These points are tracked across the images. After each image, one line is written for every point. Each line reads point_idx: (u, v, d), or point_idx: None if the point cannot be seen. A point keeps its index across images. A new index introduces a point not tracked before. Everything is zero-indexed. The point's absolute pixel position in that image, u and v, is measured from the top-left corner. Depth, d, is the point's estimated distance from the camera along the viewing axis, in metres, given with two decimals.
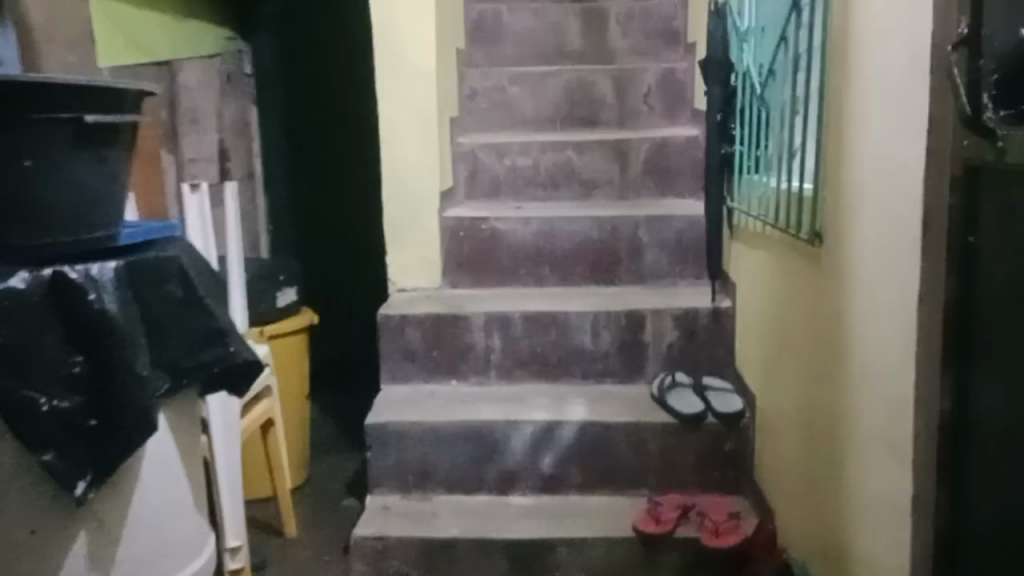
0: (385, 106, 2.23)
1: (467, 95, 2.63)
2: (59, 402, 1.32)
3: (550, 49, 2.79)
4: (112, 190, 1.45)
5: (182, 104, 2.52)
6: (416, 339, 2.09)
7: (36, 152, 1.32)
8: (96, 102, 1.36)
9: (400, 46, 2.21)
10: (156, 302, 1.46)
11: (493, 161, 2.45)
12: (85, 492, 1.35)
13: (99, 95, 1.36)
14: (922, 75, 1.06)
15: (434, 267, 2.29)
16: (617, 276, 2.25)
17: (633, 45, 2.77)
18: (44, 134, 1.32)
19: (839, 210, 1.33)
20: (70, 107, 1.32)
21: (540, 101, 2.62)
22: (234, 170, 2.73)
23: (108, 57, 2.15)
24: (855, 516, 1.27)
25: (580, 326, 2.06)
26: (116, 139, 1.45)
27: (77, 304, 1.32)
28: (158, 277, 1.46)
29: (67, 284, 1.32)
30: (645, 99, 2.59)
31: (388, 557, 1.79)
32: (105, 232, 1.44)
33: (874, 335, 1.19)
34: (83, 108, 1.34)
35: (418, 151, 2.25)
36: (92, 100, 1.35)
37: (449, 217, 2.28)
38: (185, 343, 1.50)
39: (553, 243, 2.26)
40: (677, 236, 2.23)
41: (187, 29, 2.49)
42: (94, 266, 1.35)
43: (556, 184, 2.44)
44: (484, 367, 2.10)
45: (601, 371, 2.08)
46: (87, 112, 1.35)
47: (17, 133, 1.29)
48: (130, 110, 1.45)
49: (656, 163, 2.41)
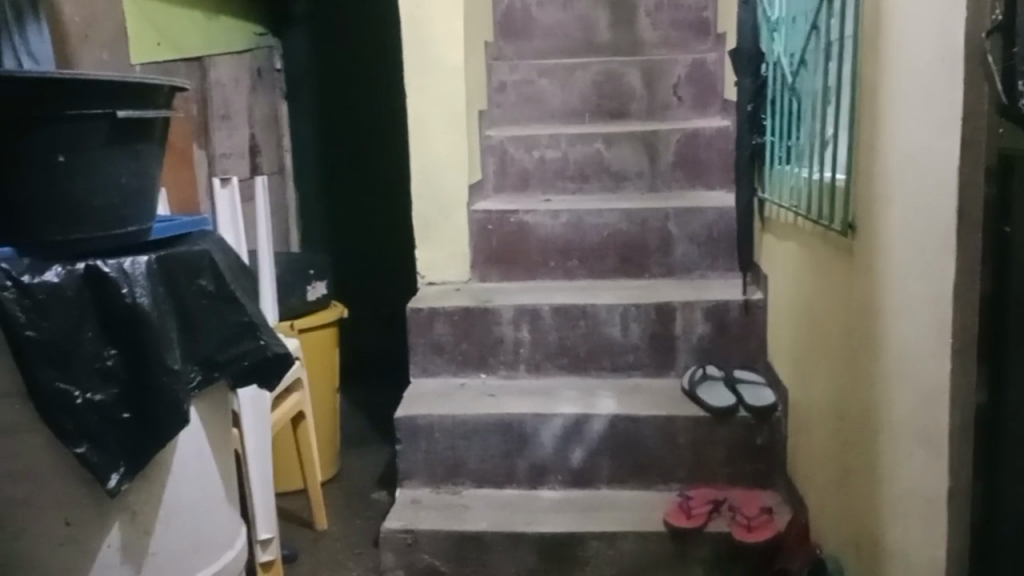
0: (414, 100, 2.23)
1: (495, 88, 2.63)
2: (93, 395, 1.34)
3: (579, 41, 2.78)
4: (145, 185, 1.47)
5: (215, 100, 2.51)
6: (445, 332, 2.09)
7: (71, 149, 1.33)
8: (128, 98, 1.37)
9: (429, 39, 2.20)
10: (188, 295, 1.47)
11: (521, 154, 2.44)
12: (120, 484, 1.37)
13: (131, 91, 1.37)
14: (954, 62, 1.04)
15: (463, 261, 2.29)
16: (646, 268, 2.24)
17: (662, 36, 2.75)
18: (77, 130, 1.33)
19: (871, 200, 1.31)
20: (102, 103, 1.33)
21: (569, 94, 2.61)
22: (264, 165, 2.75)
23: (139, 54, 2.16)
24: (888, 511, 1.26)
25: (610, 319, 2.05)
26: (148, 134, 1.46)
27: (111, 298, 1.34)
28: (189, 271, 1.47)
29: (101, 278, 1.33)
30: (675, 90, 2.57)
31: (418, 550, 1.80)
32: (138, 227, 1.45)
33: (906, 327, 1.18)
34: (116, 105, 1.35)
35: (447, 145, 2.25)
36: (124, 96, 1.36)
37: (478, 210, 2.27)
38: (218, 336, 1.51)
39: (582, 236, 2.25)
40: (707, 228, 2.21)
41: (218, 26, 2.50)
42: (127, 260, 1.36)
43: (585, 176, 2.43)
44: (514, 360, 2.10)
45: (631, 364, 2.07)
46: (120, 108, 1.36)
47: (53, 130, 1.30)
48: (161, 105, 1.46)
49: (686, 155, 2.39)
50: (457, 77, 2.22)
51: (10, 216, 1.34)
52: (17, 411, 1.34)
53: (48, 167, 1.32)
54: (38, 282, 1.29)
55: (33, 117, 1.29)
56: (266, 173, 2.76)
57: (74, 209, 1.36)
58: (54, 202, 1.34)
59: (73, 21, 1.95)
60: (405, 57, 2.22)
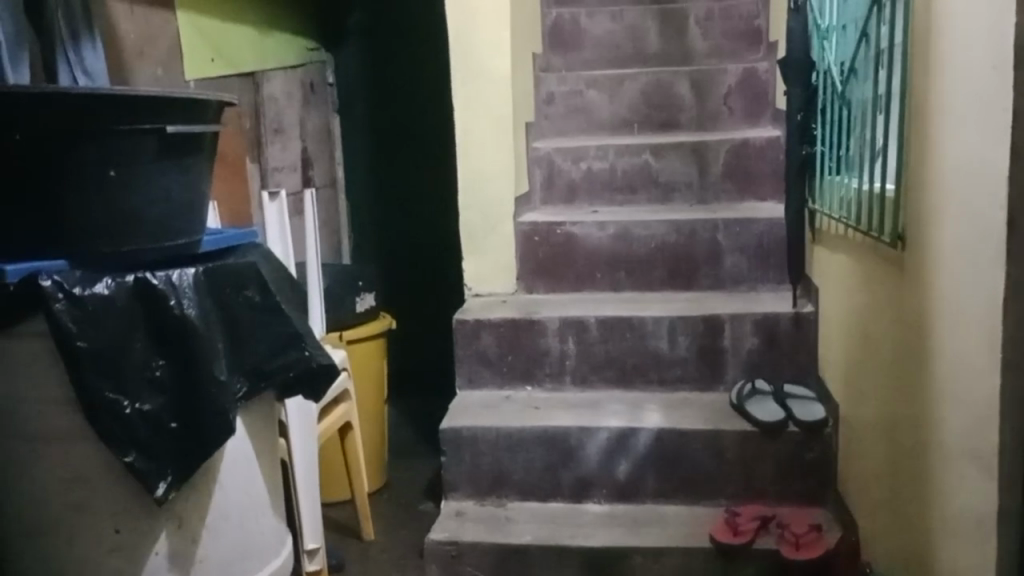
0: (461, 113, 2.24)
1: (544, 99, 2.63)
2: (142, 405, 1.36)
3: (629, 52, 2.77)
4: (193, 198, 1.49)
5: (267, 114, 2.55)
6: (491, 344, 2.09)
7: (122, 163, 1.36)
8: (177, 113, 1.40)
9: (476, 52, 2.21)
10: (234, 307, 1.49)
11: (569, 166, 2.44)
12: (167, 492, 1.39)
13: (180, 106, 1.40)
14: (1006, 69, 1.01)
15: (510, 272, 2.29)
16: (695, 281, 2.22)
17: (713, 46, 2.72)
18: (128, 145, 1.36)
19: (922, 212, 1.28)
20: (152, 118, 1.36)
21: (618, 105, 2.60)
22: (316, 178, 2.78)
23: (193, 70, 2.21)
24: (940, 531, 1.22)
25: (656, 331, 2.03)
26: (197, 148, 1.49)
27: (160, 310, 1.36)
28: (237, 283, 1.50)
29: (150, 290, 1.35)
30: (726, 100, 2.54)
31: (461, 562, 1.80)
32: (187, 240, 1.48)
33: (959, 342, 1.14)
34: (165, 120, 1.38)
35: (494, 156, 2.25)
36: (174, 111, 1.39)
37: (525, 222, 2.27)
38: (264, 347, 1.53)
39: (629, 247, 2.23)
40: (757, 240, 2.18)
41: (271, 41, 2.55)
42: (174, 272, 1.39)
43: (633, 187, 2.42)
44: (560, 373, 2.09)
45: (678, 377, 2.05)
46: (169, 124, 1.39)
47: (105, 144, 1.33)
48: (210, 120, 1.49)
49: (736, 166, 2.36)
50: (504, 89, 2.22)
51: (59, 226, 1.34)
52: (68, 420, 1.37)
53: (100, 180, 1.35)
54: (89, 293, 1.31)
55: (88, 129, 1.31)
56: (318, 186, 2.80)
57: (125, 221, 1.38)
58: (106, 215, 1.36)
59: (128, 37, 2.00)
60: (454, 70, 2.23)
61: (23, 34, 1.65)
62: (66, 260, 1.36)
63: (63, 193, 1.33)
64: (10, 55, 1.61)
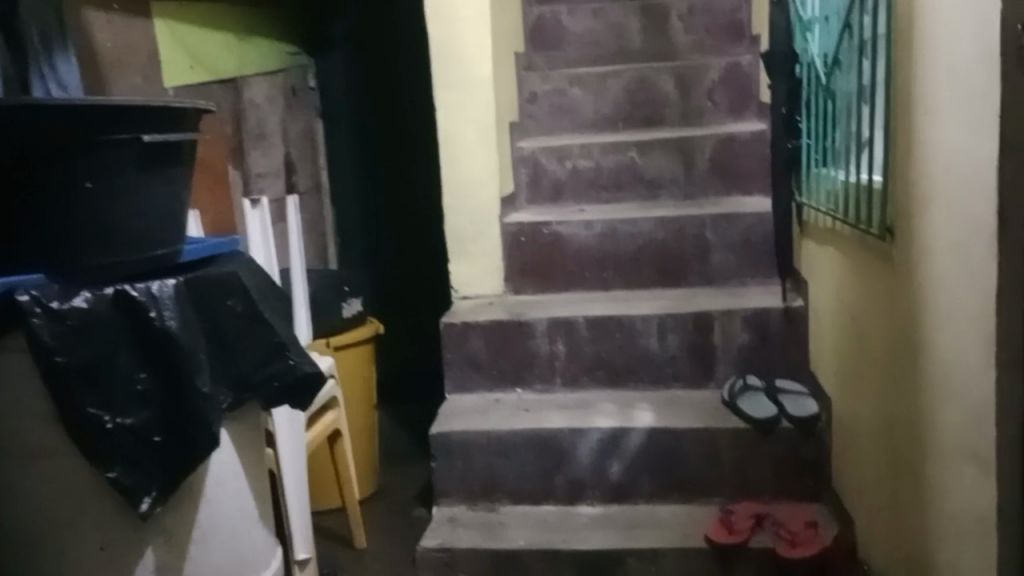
0: (444, 114, 2.22)
1: (528, 99, 2.61)
2: (123, 419, 1.34)
3: (612, 49, 2.75)
4: (172, 207, 1.47)
5: (248, 120, 2.53)
6: (479, 347, 2.08)
7: (99, 175, 1.33)
8: (153, 121, 1.37)
9: (457, 53, 2.19)
10: (215, 318, 1.47)
11: (554, 165, 2.42)
12: (152, 506, 1.36)
13: (157, 114, 1.37)
14: (995, 55, 0.99)
15: (497, 274, 2.27)
16: (684, 278, 2.20)
17: (696, 41, 2.71)
18: (102, 156, 1.33)
19: (911, 204, 1.26)
20: (126, 128, 1.33)
21: (601, 102, 2.58)
22: (299, 184, 2.76)
23: (171, 78, 2.18)
24: (940, 529, 1.20)
25: (646, 330, 2.02)
26: (174, 157, 1.46)
27: (140, 321, 1.34)
28: (220, 291, 1.48)
29: (129, 301, 1.33)
30: (709, 95, 2.52)
31: (455, 569, 1.78)
32: (168, 250, 1.46)
33: (954, 336, 1.12)
34: (141, 129, 1.36)
35: (477, 157, 2.23)
36: (150, 119, 1.36)
37: (511, 223, 2.25)
38: (249, 356, 1.51)
39: (617, 245, 2.22)
40: (745, 235, 2.16)
41: (250, 47, 2.52)
42: (154, 283, 1.36)
43: (619, 185, 2.40)
44: (549, 374, 2.07)
45: (670, 376, 2.03)
46: (145, 133, 1.36)
47: (81, 156, 1.31)
48: (187, 128, 1.46)
49: (722, 161, 2.35)
50: (486, 89, 2.21)
51: (37, 240, 1.31)
52: (48, 435, 1.34)
53: (77, 194, 1.32)
54: (68, 307, 1.28)
55: (64, 140, 1.28)
56: (301, 191, 2.77)
57: (104, 233, 1.35)
58: (82, 228, 1.33)
59: (105, 47, 1.97)
60: (435, 71, 2.21)
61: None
62: (43, 275, 1.33)
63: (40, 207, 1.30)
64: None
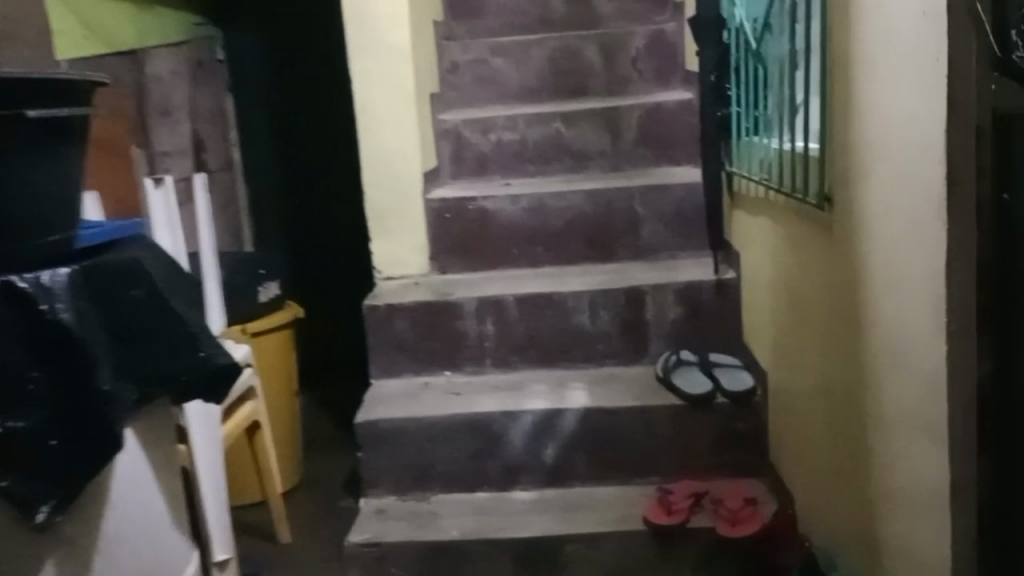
0: (360, 86, 2.12)
1: (448, 69, 2.51)
2: (12, 422, 1.22)
3: (533, 18, 2.66)
4: (69, 190, 1.35)
5: (152, 94, 2.39)
6: (405, 329, 2.00)
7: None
8: (40, 95, 1.25)
9: (373, 20, 2.09)
10: (115, 309, 1.36)
11: (478, 138, 2.33)
12: (49, 517, 1.25)
13: (45, 88, 1.25)
14: (937, 13, 0.94)
15: (421, 253, 2.19)
16: (615, 252, 2.15)
17: (619, 8, 2.64)
18: None
19: (847, 171, 1.22)
20: (10, 103, 1.21)
21: (524, 73, 2.50)
22: (210, 162, 2.62)
23: (66, 49, 2.03)
24: (885, 502, 1.18)
25: (577, 306, 1.96)
26: (66, 135, 1.34)
27: (30, 315, 1.22)
28: (124, 280, 1.38)
29: (18, 293, 1.21)
30: (635, 63, 2.46)
31: (387, 563, 1.69)
32: (63, 236, 1.35)
33: (898, 306, 1.09)
34: (25, 104, 1.23)
35: (396, 131, 2.13)
36: (35, 93, 1.24)
37: (435, 199, 2.16)
38: (155, 347, 1.41)
39: (545, 220, 2.15)
40: (675, 206, 2.11)
41: (153, 16, 2.37)
42: (45, 273, 1.24)
43: (546, 157, 2.33)
44: (479, 355, 2.00)
45: (603, 353, 1.98)
46: (31, 107, 1.24)
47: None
48: (79, 103, 1.34)
49: (649, 131, 2.29)
50: (404, 58, 2.10)
51: None
52: None
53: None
54: None
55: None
56: (212, 170, 2.64)
57: None
58: None
59: None
60: (349, 41, 2.10)
61: None
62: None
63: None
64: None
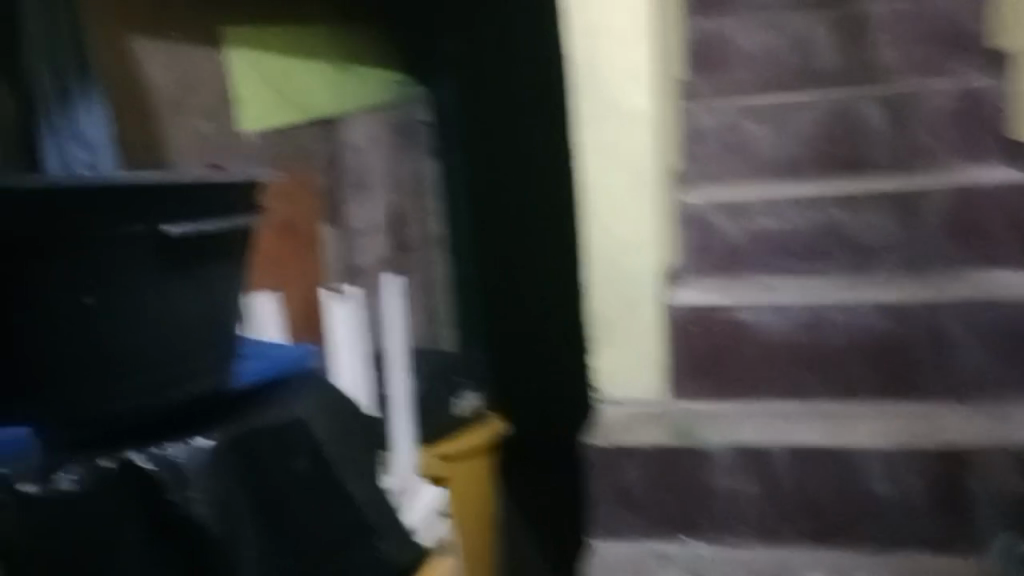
0: (587, 161, 1.69)
1: (691, 137, 2.06)
2: None
3: (794, 73, 2.17)
4: (215, 315, 1.11)
5: (349, 164, 2.04)
6: (638, 478, 1.54)
7: (105, 286, 0.98)
8: (185, 202, 1.05)
9: (604, 81, 1.66)
10: (262, 480, 1.10)
11: (730, 225, 1.86)
12: None
13: (191, 194, 1.05)
14: None
15: (658, 370, 1.72)
16: (916, 384, 1.61)
17: (906, 60, 2.10)
18: (124, 257, 1.00)
19: None
20: (142, 216, 1.00)
21: (785, 142, 2.01)
22: (411, 240, 2.27)
23: (255, 119, 1.71)
24: None
25: (873, 467, 1.45)
26: (224, 250, 1.12)
27: (157, 505, 0.98)
28: (284, 446, 1.11)
29: (144, 479, 0.98)
30: (933, 130, 1.92)
31: None
32: (210, 379, 1.12)
33: None
34: (162, 217, 1.02)
35: (631, 214, 1.68)
36: (178, 201, 1.04)
37: (676, 303, 1.70)
38: (306, 529, 1.13)
39: (822, 338, 1.64)
40: (1005, 329, 1.56)
41: (354, 79, 2.04)
42: (179, 448, 1.00)
43: (818, 252, 1.83)
44: (733, 518, 1.52)
45: (908, 530, 1.45)
46: (169, 220, 1.03)
47: (78, 260, 0.96)
48: (245, 214, 1.14)
49: (959, 221, 1.75)
50: (646, 129, 1.67)
51: (28, 388, 0.95)
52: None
53: (75, 317, 0.96)
54: (50, 490, 0.91)
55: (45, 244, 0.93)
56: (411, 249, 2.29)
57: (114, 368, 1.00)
58: (81, 359, 0.97)
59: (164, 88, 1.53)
60: (571, 105, 1.68)
61: None
62: (31, 431, 0.99)
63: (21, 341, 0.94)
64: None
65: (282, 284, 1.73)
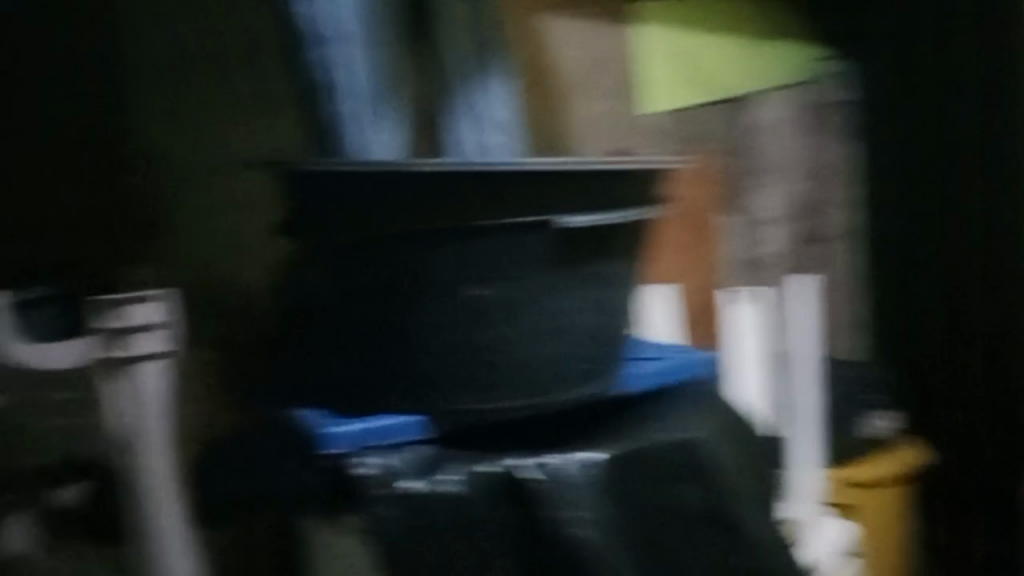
0: None
1: None
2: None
3: None
4: (608, 324, 1.20)
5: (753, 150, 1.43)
6: None
7: (496, 282, 1.12)
8: (580, 195, 1.15)
9: None
10: (665, 484, 1.24)
11: None
12: None
13: (583, 184, 1.15)
14: None
15: None
16: None
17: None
18: (512, 249, 1.13)
19: None
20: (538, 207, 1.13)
21: None
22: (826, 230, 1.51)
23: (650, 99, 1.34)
24: None
25: None
26: (626, 239, 1.21)
27: (529, 497, 1.16)
28: (661, 457, 1.23)
29: (520, 479, 1.15)
30: None
31: None
32: (599, 382, 1.20)
33: None
34: (553, 211, 1.14)
35: None
36: (577, 196, 1.15)
37: None
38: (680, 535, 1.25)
39: None
40: None
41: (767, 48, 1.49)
42: (552, 455, 1.17)
43: None
44: None
45: None
46: (565, 214, 1.14)
47: (462, 257, 1.11)
48: (645, 209, 1.21)
49: None
50: None
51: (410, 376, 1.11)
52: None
53: (466, 305, 1.12)
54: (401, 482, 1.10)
55: (428, 249, 1.09)
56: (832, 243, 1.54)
57: (506, 362, 1.14)
58: (461, 361, 1.12)
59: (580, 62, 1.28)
60: None
61: (398, 75, 1.13)
62: (424, 420, 1.11)
63: (415, 325, 1.10)
64: (367, 108, 1.10)
65: (683, 278, 1.29)
